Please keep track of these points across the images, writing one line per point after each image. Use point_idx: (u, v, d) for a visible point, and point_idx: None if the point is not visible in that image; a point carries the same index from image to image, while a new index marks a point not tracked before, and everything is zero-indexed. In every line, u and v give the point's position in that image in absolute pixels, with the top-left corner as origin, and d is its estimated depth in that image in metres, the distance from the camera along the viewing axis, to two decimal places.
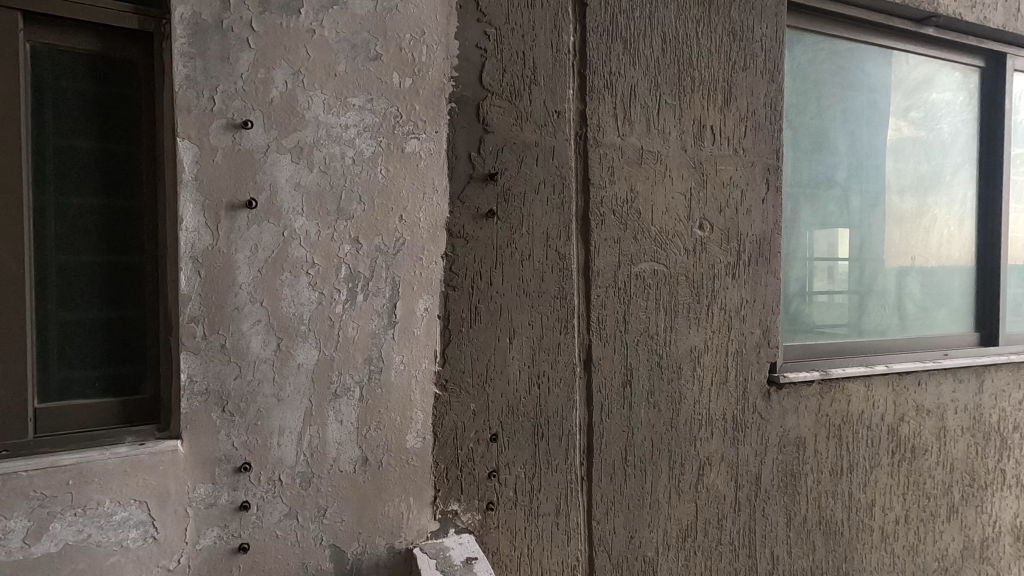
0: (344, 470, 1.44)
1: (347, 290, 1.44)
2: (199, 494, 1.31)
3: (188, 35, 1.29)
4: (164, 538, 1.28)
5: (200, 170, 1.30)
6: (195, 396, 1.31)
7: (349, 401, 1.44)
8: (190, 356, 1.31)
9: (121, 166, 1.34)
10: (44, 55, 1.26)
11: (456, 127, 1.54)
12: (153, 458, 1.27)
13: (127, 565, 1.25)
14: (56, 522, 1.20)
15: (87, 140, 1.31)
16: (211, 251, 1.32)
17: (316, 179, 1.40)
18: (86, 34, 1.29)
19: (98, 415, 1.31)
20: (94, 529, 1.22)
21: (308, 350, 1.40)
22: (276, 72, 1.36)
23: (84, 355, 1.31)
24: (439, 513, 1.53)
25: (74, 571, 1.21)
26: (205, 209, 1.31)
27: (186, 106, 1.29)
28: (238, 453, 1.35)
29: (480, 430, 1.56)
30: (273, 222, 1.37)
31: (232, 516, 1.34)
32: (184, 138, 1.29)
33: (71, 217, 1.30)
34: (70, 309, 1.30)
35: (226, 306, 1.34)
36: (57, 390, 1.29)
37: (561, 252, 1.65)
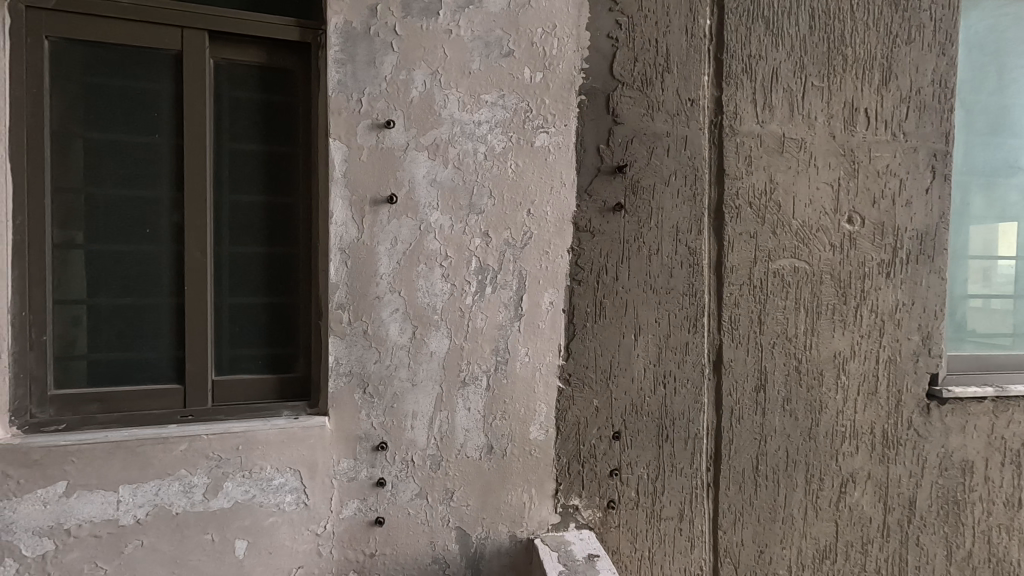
0: (470, 456, 1.49)
1: (476, 282, 1.48)
2: (343, 468, 1.42)
3: (341, 43, 1.39)
4: (313, 505, 1.41)
5: (348, 168, 1.40)
6: (340, 377, 1.42)
7: (476, 389, 1.49)
8: (338, 340, 1.42)
9: (282, 166, 1.47)
10: (223, 68, 1.42)
11: (585, 120, 1.52)
12: (305, 432, 1.40)
13: (282, 526, 1.39)
14: (228, 481, 1.35)
15: (256, 143, 1.45)
16: (356, 243, 1.42)
17: (450, 175, 1.46)
18: (257, 48, 1.43)
19: (261, 389, 1.46)
20: (258, 490, 1.37)
21: (440, 339, 1.47)
22: (416, 73, 1.43)
23: (249, 336, 1.46)
24: (560, 507, 1.53)
25: (241, 527, 1.36)
26: (352, 204, 1.41)
27: (338, 109, 1.39)
28: (376, 432, 1.44)
29: (602, 427, 1.54)
30: (410, 217, 1.44)
31: (370, 491, 1.44)
32: (335, 138, 1.40)
33: (241, 212, 1.44)
34: (238, 294, 1.45)
35: (369, 295, 1.43)
36: (228, 367, 1.45)
37: (692, 247, 1.57)
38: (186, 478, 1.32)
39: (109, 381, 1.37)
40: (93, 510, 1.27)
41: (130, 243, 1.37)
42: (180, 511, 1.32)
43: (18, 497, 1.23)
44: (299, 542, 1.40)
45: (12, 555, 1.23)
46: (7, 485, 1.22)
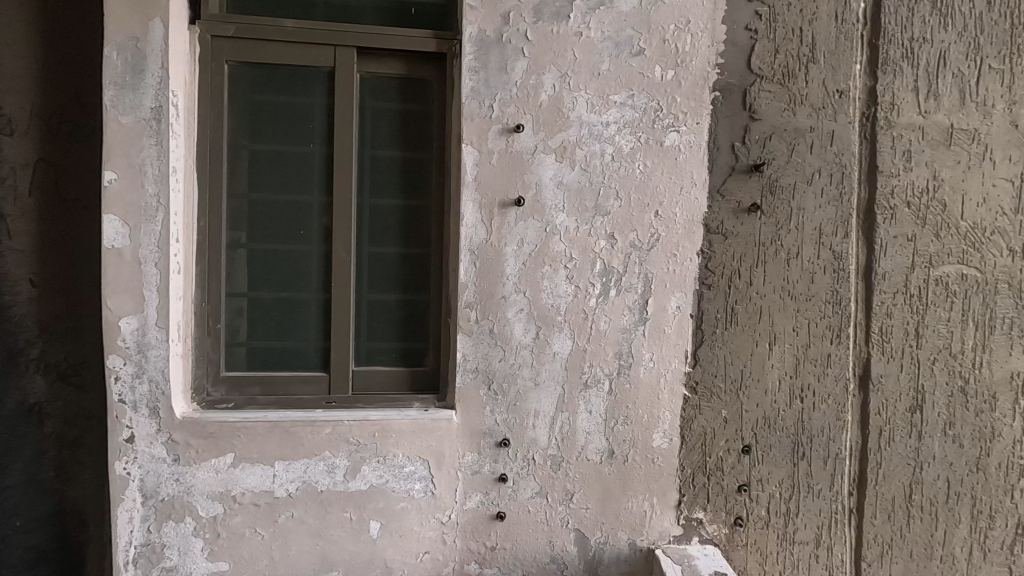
0: (591, 459, 1.48)
1: (600, 284, 1.46)
2: (467, 461, 1.48)
3: (474, 51, 1.44)
4: (439, 495, 1.47)
5: (479, 172, 1.45)
6: (467, 372, 1.47)
7: (598, 393, 1.47)
8: (466, 338, 1.46)
9: (418, 171, 1.55)
10: (368, 81, 1.53)
11: (719, 117, 1.46)
12: (434, 423, 1.46)
13: (412, 512, 1.46)
14: (365, 466, 1.45)
15: (395, 150, 1.54)
16: (485, 244, 1.46)
17: (577, 177, 1.46)
18: (398, 60, 1.53)
19: (394, 381, 1.56)
20: (391, 476, 1.46)
21: (563, 340, 1.47)
22: (546, 76, 1.45)
23: (385, 330, 1.56)
24: (683, 519, 1.48)
25: (375, 509, 1.46)
26: (481, 206, 1.45)
27: (470, 115, 1.44)
28: (500, 429, 1.48)
29: (731, 439, 1.46)
30: (537, 219, 1.46)
31: (492, 485, 1.48)
32: (467, 143, 1.45)
33: (380, 215, 1.55)
34: (376, 291, 1.55)
35: (495, 295, 1.46)
36: (365, 359, 1.56)
37: (837, 251, 1.45)
38: (330, 459, 1.44)
39: (268, 367, 1.53)
40: (254, 481, 1.42)
41: (287, 244, 1.52)
42: (324, 489, 1.44)
43: (196, 464, 1.40)
44: (426, 529, 1.47)
45: (191, 515, 1.40)
46: (188, 453, 1.40)
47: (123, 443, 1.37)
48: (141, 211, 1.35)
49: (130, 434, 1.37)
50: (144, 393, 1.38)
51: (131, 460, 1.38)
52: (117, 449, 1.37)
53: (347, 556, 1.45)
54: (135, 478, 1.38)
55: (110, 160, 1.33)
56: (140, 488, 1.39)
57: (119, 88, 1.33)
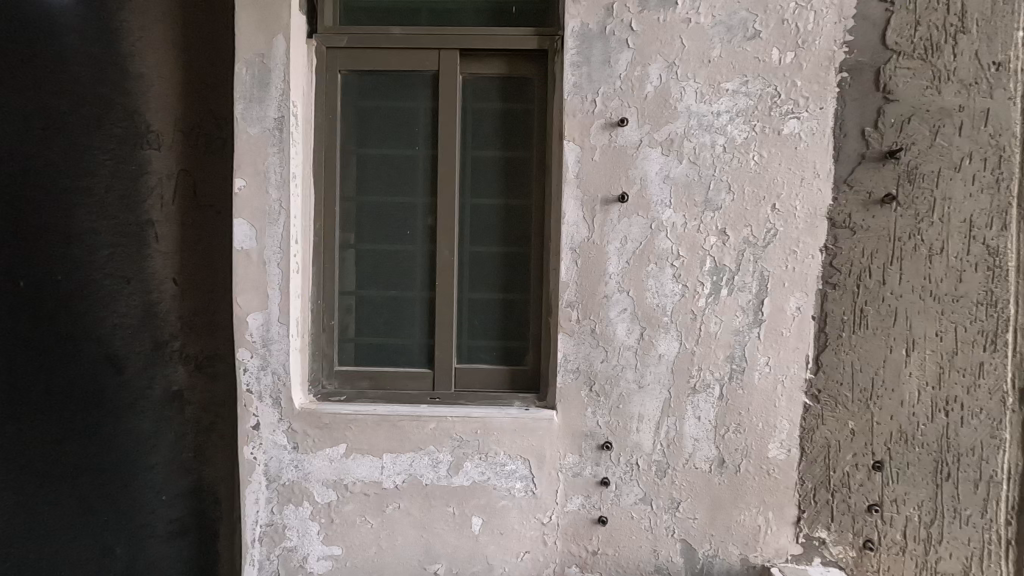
0: (700, 467, 1.41)
1: (711, 283, 1.39)
2: (568, 462, 1.45)
3: (577, 45, 1.41)
4: (540, 495, 1.46)
5: (582, 169, 1.42)
6: (568, 373, 1.44)
7: (707, 398, 1.40)
8: (567, 337, 1.44)
9: (518, 169, 1.55)
10: (469, 82, 1.55)
11: (847, 100, 1.33)
12: (535, 423, 1.45)
13: (513, 510, 1.47)
14: (467, 462, 1.47)
15: (495, 149, 1.55)
16: (587, 242, 1.42)
17: (685, 170, 1.39)
18: (499, 59, 1.53)
19: (495, 379, 1.57)
20: (492, 474, 1.47)
21: (669, 342, 1.41)
22: (652, 67, 1.39)
23: (485, 329, 1.58)
24: (802, 537, 1.38)
25: (477, 505, 1.47)
26: (584, 204, 1.42)
27: (573, 111, 1.41)
28: (602, 431, 1.44)
29: (859, 453, 1.35)
30: (642, 215, 1.40)
31: (594, 489, 1.45)
32: (569, 139, 1.42)
33: (481, 215, 1.56)
34: (477, 290, 1.57)
35: (598, 294, 1.42)
36: (467, 356, 1.59)
37: (991, 246, 1.30)
38: (434, 454, 1.47)
39: (376, 362, 1.59)
40: (364, 471, 1.48)
41: (394, 244, 1.58)
42: (429, 482, 1.48)
43: (313, 453, 1.49)
44: (527, 528, 1.47)
45: (308, 500, 1.49)
46: (306, 442, 1.48)
47: (251, 429, 1.48)
48: (266, 214, 1.45)
49: (257, 421, 1.48)
50: (269, 384, 1.48)
51: (257, 445, 1.49)
52: (245, 435, 1.49)
53: (449, 550, 1.48)
54: (260, 463, 1.49)
55: (240, 168, 1.44)
56: (265, 472, 1.49)
57: (247, 102, 1.44)
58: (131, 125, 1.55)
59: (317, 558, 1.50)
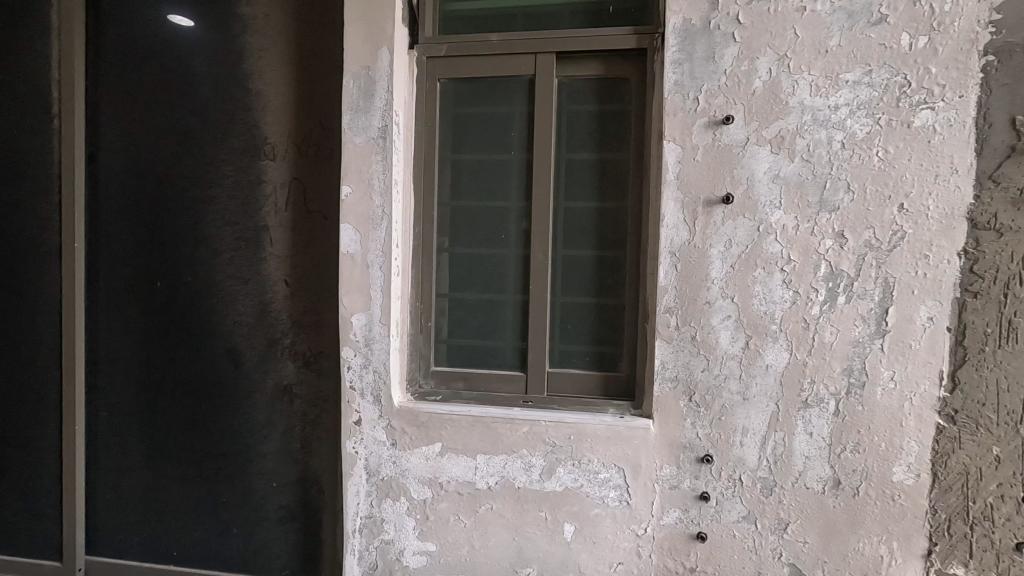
0: (811, 487, 1.31)
1: (826, 290, 1.29)
2: (665, 474, 1.40)
3: (679, 42, 1.36)
4: (635, 506, 1.42)
5: (682, 170, 1.36)
6: (666, 381, 1.39)
7: (821, 413, 1.30)
8: (664, 344, 1.39)
9: (615, 171, 1.52)
10: (564, 85, 1.54)
11: (992, 87, 1.19)
12: (630, 432, 1.42)
13: (606, 519, 1.44)
14: (560, 467, 1.46)
15: (591, 151, 1.53)
16: (687, 246, 1.37)
17: (797, 169, 1.30)
18: (596, 61, 1.51)
19: (589, 384, 1.54)
20: (585, 481, 1.45)
21: (777, 352, 1.32)
22: (761, 60, 1.31)
23: (579, 333, 1.56)
24: (933, 572, 1.26)
25: (570, 511, 1.46)
26: (684, 206, 1.37)
27: (673, 110, 1.36)
28: (702, 443, 1.38)
29: (1005, 484, 1.23)
30: (748, 217, 1.33)
31: (693, 503, 1.39)
32: (670, 140, 1.37)
33: (576, 218, 1.55)
34: (570, 294, 1.56)
35: (699, 299, 1.36)
36: (559, 360, 1.57)
37: None
38: (527, 457, 1.47)
39: (469, 363, 1.62)
40: (458, 471, 1.51)
41: (488, 248, 1.59)
42: (521, 486, 1.48)
43: (410, 450, 1.53)
44: (621, 538, 1.43)
45: (405, 495, 1.54)
46: (404, 439, 1.53)
47: (353, 424, 1.56)
48: (370, 220, 1.52)
49: (358, 417, 1.55)
50: (370, 382, 1.54)
51: (359, 440, 1.56)
52: (348, 430, 1.56)
53: (542, 555, 1.47)
54: (361, 457, 1.56)
55: (347, 176, 1.52)
56: (365, 466, 1.56)
57: (354, 113, 1.52)
58: (253, 139, 1.69)
59: (413, 552, 1.54)
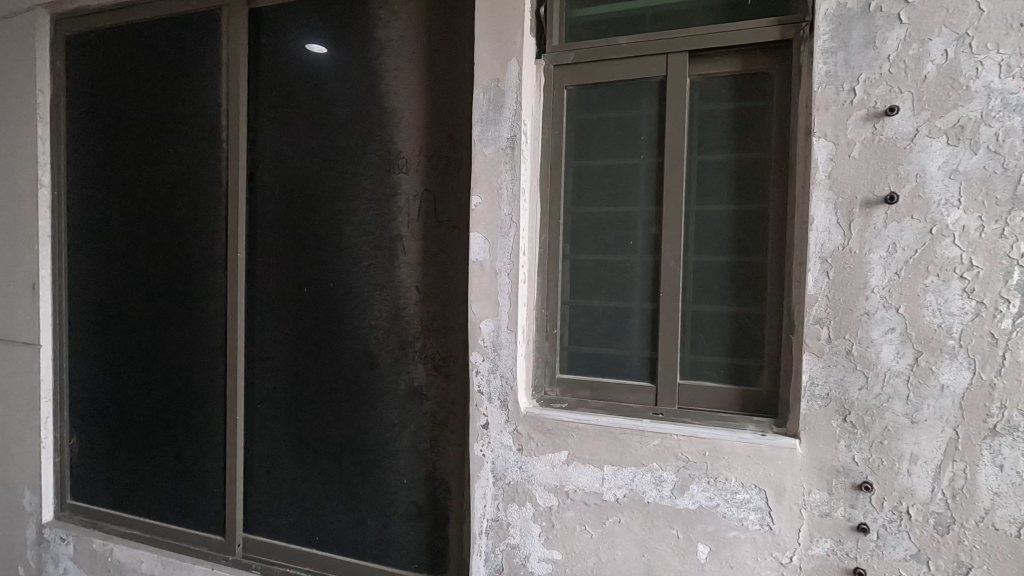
0: (1001, 528, 1.14)
1: (1020, 300, 1.12)
2: (815, 499, 1.28)
3: (833, 29, 1.25)
4: (779, 532, 1.32)
5: (836, 168, 1.25)
6: (816, 399, 1.28)
7: (1014, 443, 1.13)
8: (814, 358, 1.28)
9: (754, 172, 1.43)
10: (697, 84, 1.48)
11: None
12: (774, 451, 1.32)
13: (745, 543, 1.35)
14: (694, 484, 1.39)
15: (727, 152, 1.45)
16: (842, 251, 1.25)
17: (981, 162, 1.14)
18: (733, 57, 1.44)
19: (725, 398, 1.46)
20: (722, 501, 1.36)
21: (955, 370, 1.17)
22: (934, 42, 1.17)
23: (713, 344, 1.48)
24: None
25: (704, 532, 1.38)
26: (838, 207, 1.25)
27: (825, 103, 1.25)
28: (859, 469, 1.25)
29: None
30: (918, 218, 1.19)
31: (848, 534, 1.26)
32: (820, 136, 1.26)
33: (709, 223, 1.47)
34: (702, 303, 1.49)
35: (856, 310, 1.24)
36: (690, 371, 1.50)
37: None
38: (657, 471, 1.42)
39: (595, 372, 1.60)
40: (585, 480, 1.49)
41: (615, 254, 1.56)
42: (651, 501, 1.43)
43: (536, 456, 1.54)
44: (763, 566, 1.33)
45: (530, 501, 1.55)
46: (530, 445, 1.54)
47: (480, 428, 1.59)
48: (499, 228, 1.55)
49: (486, 421, 1.58)
50: (497, 387, 1.57)
51: (486, 444, 1.59)
52: (475, 433, 1.60)
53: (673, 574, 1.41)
54: (488, 460, 1.58)
55: (477, 186, 1.57)
56: (491, 469, 1.58)
57: (484, 124, 1.56)
58: (389, 154, 1.80)
59: (538, 559, 1.54)
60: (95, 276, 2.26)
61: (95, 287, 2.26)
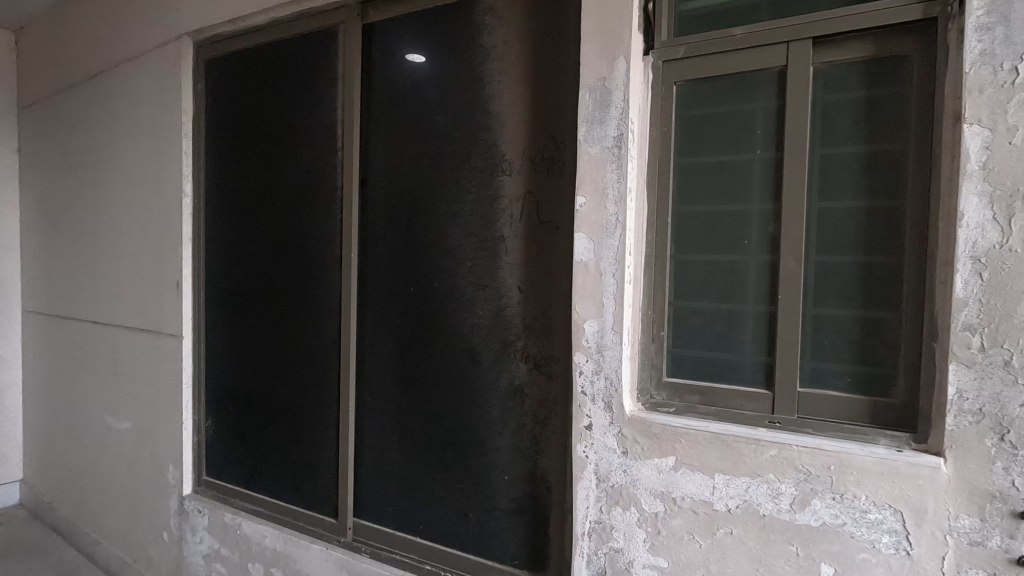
0: None
1: None
2: (963, 525, 1.16)
3: (988, 3, 1.12)
4: (918, 558, 1.20)
5: (991, 158, 1.12)
6: (965, 414, 1.15)
7: None
8: (962, 369, 1.15)
9: (889, 164, 1.31)
10: (821, 72, 1.38)
11: None
12: (912, 469, 1.20)
13: (877, 567, 1.24)
14: (816, 499, 1.30)
15: (856, 144, 1.35)
16: (998, 250, 1.12)
17: None
18: (864, 41, 1.33)
19: (851, 409, 1.36)
20: (850, 519, 1.26)
21: None
22: None
23: (838, 350, 1.38)
24: None
25: (828, 552, 1.29)
26: (993, 201, 1.12)
27: (978, 86, 1.13)
28: (1020, 495, 1.12)
29: None
30: None
31: (1005, 566, 1.13)
32: (972, 122, 1.13)
33: (834, 220, 1.37)
34: (825, 306, 1.39)
35: (1016, 317, 1.11)
36: (811, 379, 1.41)
37: None
38: (775, 484, 1.34)
39: (705, 376, 1.54)
40: (694, 488, 1.44)
41: (726, 254, 1.50)
42: (768, 514, 1.35)
43: (641, 460, 1.51)
44: None
45: (635, 506, 1.52)
46: (635, 449, 1.51)
47: (583, 429, 1.59)
48: (604, 228, 1.53)
49: (589, 422, 1.58)
50: (601, 389, 1.56)
51: (589, 445, 1.58)
52: (579, 434, 1.59)
53: None
54: (591, 462, 1.57)
55: (582, 187, 1.56)
56: (595, 471, 1.57)
57: (589, 124, 1.55)
58: (493, 156, 1.84)
59: (643, 565, 1.51)
60: (227, 276, 2.51)
61: (228, 285, 2.51)
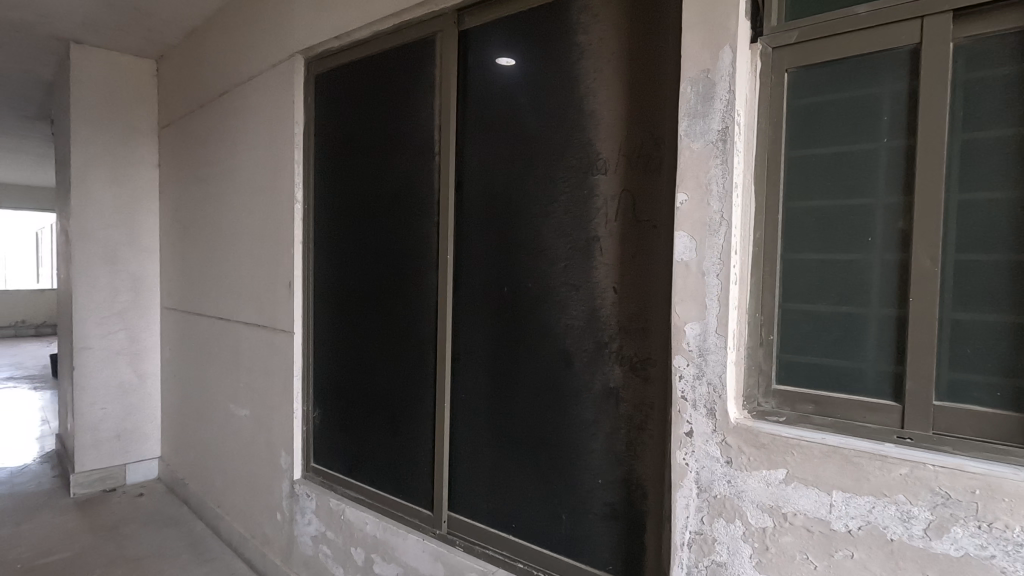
0: None
1: None
2: None
3: None
4: None
5: None
6: None
7: None
8: None
9: None
10: (963, 49, 1.24)
11: None
12: None
13: None
14: (957, 526, 1.16)
15: (1007, 127, 1.19)
16: None
17: None
18: (1018, 10, 1.17)
19: (1001, 428, 1.20)
20: (1000, 552, 1.12)
21: None
22: None
23: (984, 360, 1.22)
24: None
25: None
26: None
27: None
28: None
29: None
30: None
31: None
32: None
33: (978, 213, 1.22)
34: (967, 310, 1.24)
35: None
36: (949, 392, 1.26)
37: None
38: (905, 506, 1.21)
39: (821, 385, 1.43)
40: (808, 504, 1.33)
41: (846, 253, 1.38)
42: (896, 538, 1.23)
43: (748, 471, 1.42)
44: None
45: (741, 519, 1.44)
46: (740, 459, 1.43)
47: (684, 435, 1.53)
48: (707, 226, 1.47)
49: (690, 428, 1.51)
50: (703, 394, 1.49)
51: (689, 452, 1.52)
52: (678, 440, 1.53)
53: None
54: (692, 470, 1.51)
55: (683, 183, 1.50)
56: (696, 480, 1.51)
57: (691, 118, 1.49)
58: (588, 155, 1.82)
59: None
60: (333, 276, 2.68)
61: (334, 285, 2.68)
